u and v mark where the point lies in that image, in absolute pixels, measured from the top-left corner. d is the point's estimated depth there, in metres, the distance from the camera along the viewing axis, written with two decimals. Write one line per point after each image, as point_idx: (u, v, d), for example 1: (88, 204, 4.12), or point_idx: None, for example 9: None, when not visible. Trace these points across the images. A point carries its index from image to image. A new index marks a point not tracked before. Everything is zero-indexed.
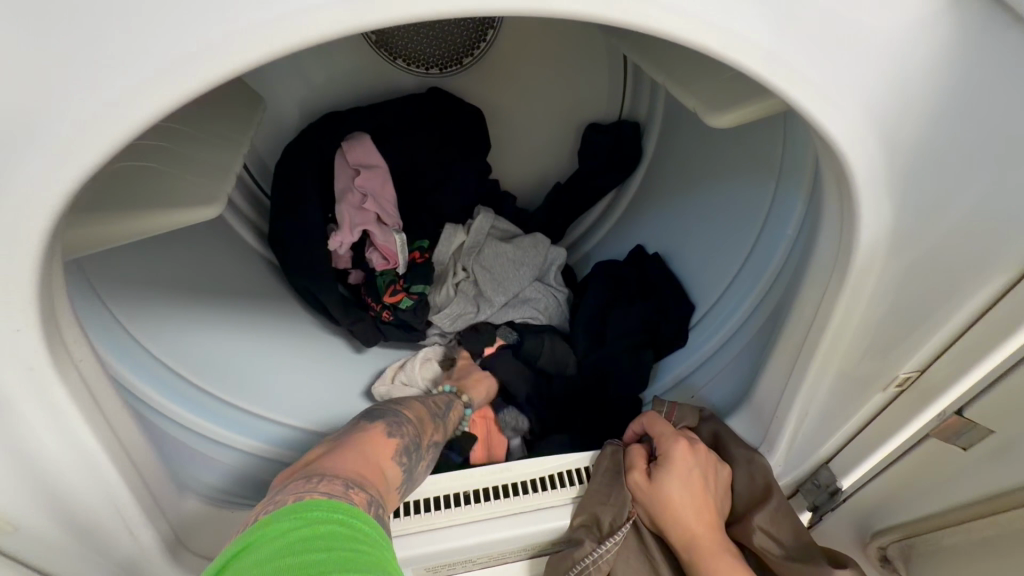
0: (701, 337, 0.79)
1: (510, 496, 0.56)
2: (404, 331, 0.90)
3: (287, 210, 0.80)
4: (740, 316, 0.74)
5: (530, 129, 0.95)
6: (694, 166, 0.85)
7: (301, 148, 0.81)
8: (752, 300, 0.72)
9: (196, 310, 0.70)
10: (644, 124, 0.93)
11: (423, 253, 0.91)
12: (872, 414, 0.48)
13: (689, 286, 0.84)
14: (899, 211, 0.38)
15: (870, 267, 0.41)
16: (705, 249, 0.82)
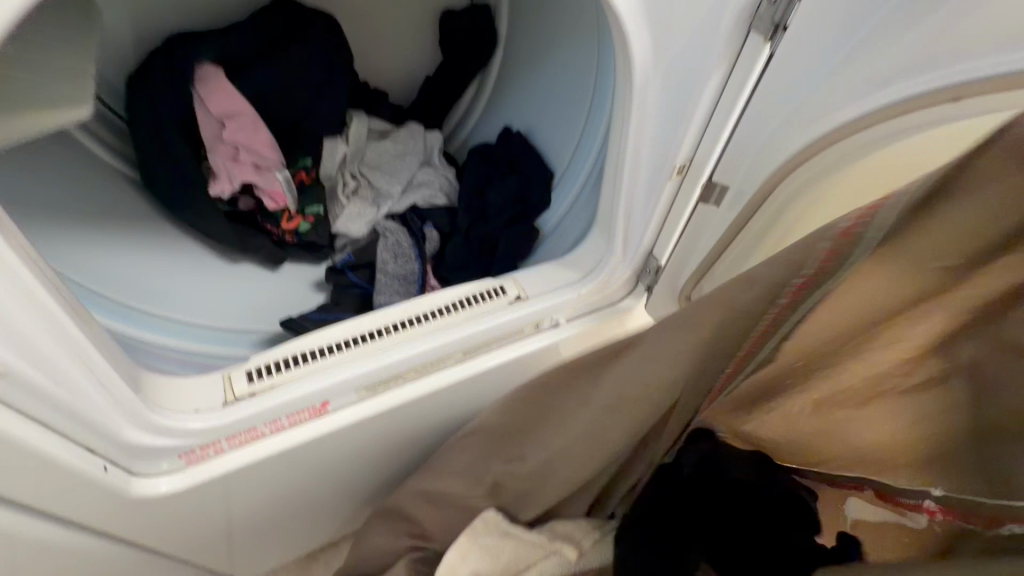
0: (563, 192, 0.94)
1: (426, 322, 0.69)
2: (311, 249, 0.96)
3: (151, 134, 0.80)
4: (587, 169, 0.88)
5: (386, 24, 0.99)
6: (536, 41, 0.97)
7: (154, 74, 0.78)
8: (593, 155, 0.86)
9: (107, 239, 0.75)
10: (493, 5, 1.00)
11: (309, 172, 0.94)
12: (668, 205, 0.67)
13: (546, 152, 0.98)
14: (655, 40, 0.52)
15: (647, 90, 0.55)
16: (556, 116, 0.95)
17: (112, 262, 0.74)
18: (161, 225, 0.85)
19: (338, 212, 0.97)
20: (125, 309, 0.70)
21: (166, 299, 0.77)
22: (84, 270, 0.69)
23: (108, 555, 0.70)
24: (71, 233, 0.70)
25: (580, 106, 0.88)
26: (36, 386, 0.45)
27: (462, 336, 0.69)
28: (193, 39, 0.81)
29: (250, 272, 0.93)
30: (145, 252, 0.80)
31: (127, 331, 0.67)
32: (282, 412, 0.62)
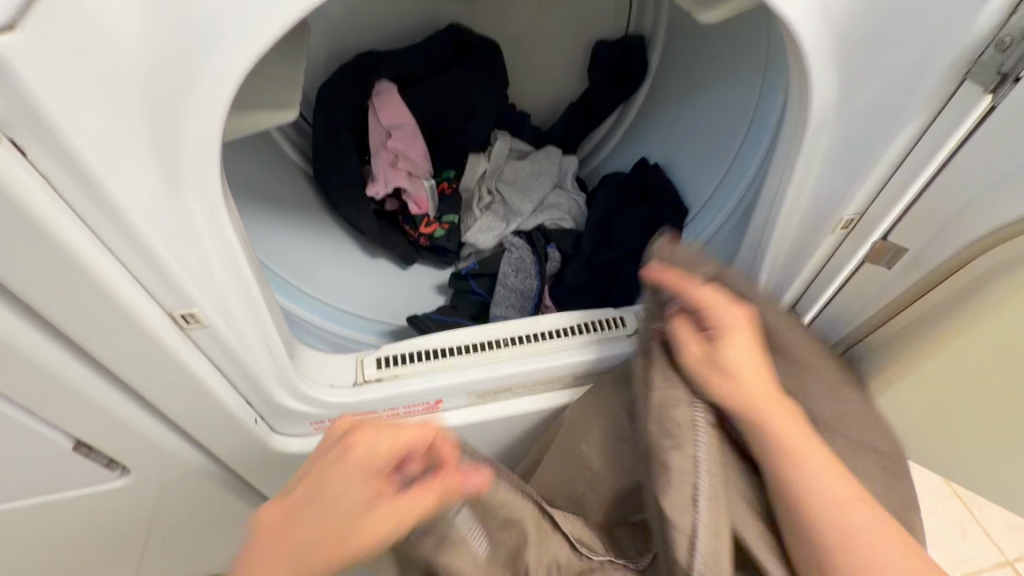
0: (694, 231, 0.90)
1: (543, 341, 0.70)
2: (440, 253, 1.03)
3: (329, 139, 0.91)
4: (728, 210, 0.84)
5: (542, 52, 1.03)
6: (690, 75, 0.95)
7: (341, 86, 0.90)
8: (736, 195, 0.82)
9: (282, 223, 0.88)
10: (649, 38, 1.00)
11: (451, 184, 1.02)
12: (821, 261, 0.60)
13: (683, 188, 0.95)
14: (841, 83, 0.48)
15: (820, 134, 0.51)
16: (700, 154, 0.92)
17: (285, 242, 0.86)
18: (321, 213, 0.96)
19: (471, 224, 1.01)
20: (293, 288, 0.82)
21: (320, 281, 0.87)
22: (265, 245, 0.81)
23: (234, 493, 0.79)
24: (262, 215, 0.83)
25: (731, 144, 0.85)
26: (223, 342, 0.52)
27: (576, 361, 0.69)
28: (375, 57, 0.91)
29: (386, 267, 1.01)
30: (310, 239, 0.92)
31: (292, 309, 0.78)
32: (399, 400, 0.66)
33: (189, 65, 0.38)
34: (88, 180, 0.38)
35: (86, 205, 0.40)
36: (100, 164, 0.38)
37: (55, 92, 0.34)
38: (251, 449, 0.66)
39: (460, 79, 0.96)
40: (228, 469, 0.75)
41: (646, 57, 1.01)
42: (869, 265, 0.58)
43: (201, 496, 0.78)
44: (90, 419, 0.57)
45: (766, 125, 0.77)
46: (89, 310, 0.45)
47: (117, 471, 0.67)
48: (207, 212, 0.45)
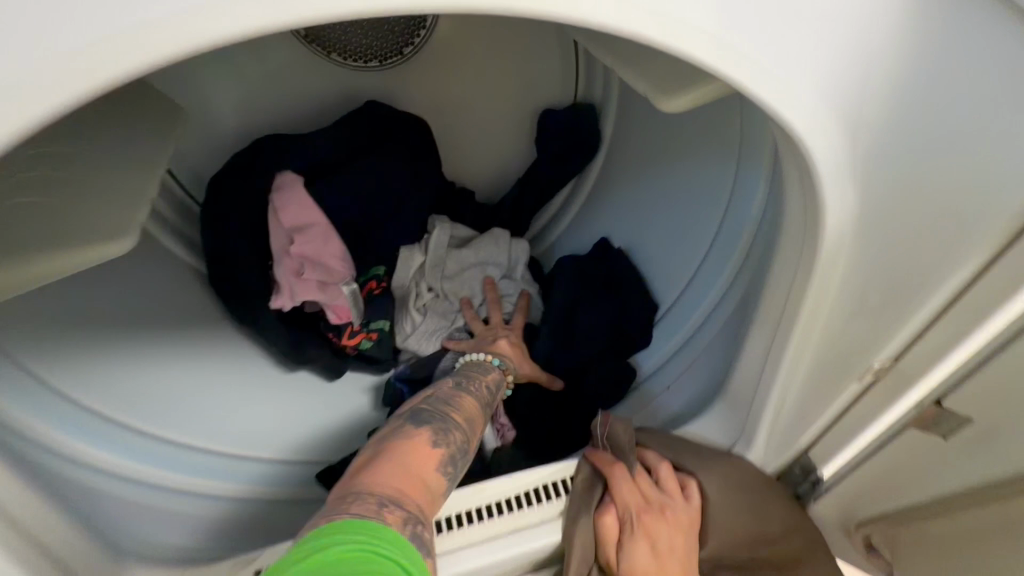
0: (671, 330, 0.77)
1: (489, 519, 0.53)
2: (370, 365, 0.86)
3: (221, 241, 0.74)
4: (709, 306, 0.71)
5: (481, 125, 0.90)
6: (648, 149, 0.83)
7: (234, 178, 0.74)
8: (717, 291, 0.70)
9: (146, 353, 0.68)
10: (600, 107, 0.88)
11: (381, 281, 0.85)
12: (844, 408, 0.46)
13: (649, 277, 0.82)
14: (862, 201, 0.35)
15: (836, 262, 0.38)
16: (669, 240, 0.79)
17: (152, 381, 0.67)
18: (213, 329, 0.77)
19: (411, 327, 0.86)
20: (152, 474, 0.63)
21: (201, 426, 0.70)
22: (117, 399, 0.62)
23: None
24: (119, 360, 0.65)
25: (705, 233, 0.72)
26: None
27: (534, 545, 0.52)
28: (282, 142, 0.76)
29: (306, 382, 0.84)
30: (191, 369, 0.72)
31: (139, 497, 0.59)
32: None
33: None
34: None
35: None
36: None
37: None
38: None
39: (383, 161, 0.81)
40: None
41: (598, 129, 0.89)
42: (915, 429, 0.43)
43: None
44: None
45: (745, 215, 0.65)
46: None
47: None
48: None
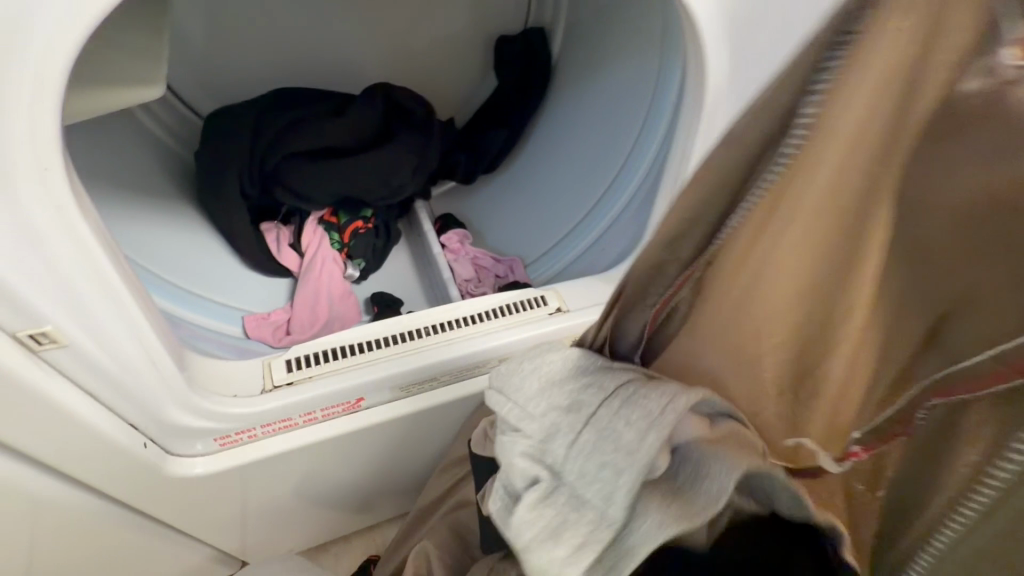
0: (598, 219, 0.91)
1: (463, 324, 0.69)
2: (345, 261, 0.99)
3: (213, 135, 0.86)
4: (630, 193, 0.85)
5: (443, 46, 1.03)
6: (584, 64, 0.96)
7: (247, 105, 0.88)
8: (634, 181, 0.85)
9: (145, 215, 0.76)
10: (550, 28, 1.02)
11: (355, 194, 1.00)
12: None
13: (585, 173, 0.96)
14: (730, 60, 0.51)
15: (715, 111, 0.54)
16: (597, 145, 0.93)
17: (154, 237, 0.76)
18: (202, 194, 0.85)
19: (391, 274, 1.03)
20: (179, 291, 0.74)
21: (214, 286, 0.81)
22: (123, 242, 0.70)
23: (129, 530, 0.67)
24: (143, 214, 0.76)
25: (628, 134, 0.86)
26: None
27: (503, 343, 0.69)
28: (294, 91, 0.93)
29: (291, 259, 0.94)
30: (181, 229, 0.81)
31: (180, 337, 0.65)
32: (316, 404, 0.62)
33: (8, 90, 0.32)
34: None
35: None
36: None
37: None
38: (139, 471, 0.56)
39: (375, 102, 0.93)
40: (135, 506, 0.64)
41: (548, 47, 1.02)
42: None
43: (77, 539, 0.64)
44: None
45: (660, 116, 0.78)
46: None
47: None
48: (52, 213, 0.36)
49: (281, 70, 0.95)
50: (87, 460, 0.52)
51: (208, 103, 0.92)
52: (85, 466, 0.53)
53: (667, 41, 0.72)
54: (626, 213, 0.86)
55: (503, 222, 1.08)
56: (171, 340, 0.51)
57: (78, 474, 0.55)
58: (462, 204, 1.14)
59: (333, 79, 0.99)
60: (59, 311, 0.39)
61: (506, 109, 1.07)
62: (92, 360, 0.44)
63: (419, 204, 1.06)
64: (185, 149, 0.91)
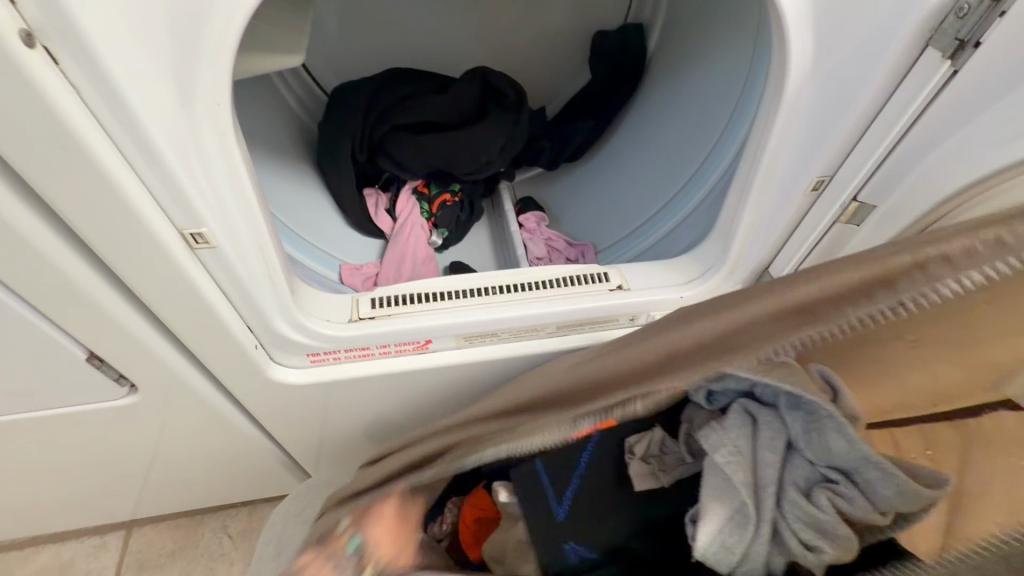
0: (673, 210, 0.93)
1: (527, 290, 0.74)
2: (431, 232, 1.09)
3: (334, 110, 0.99)
4: (705, 191, 0.86)
5: (543, 41, 1.09)
6: (677, 61, 0.98)
7: (366, 83, 1.00)
8: (712, 177, 0.85)
9: (275, 171, 0.89)
10: (647, 25, 1.05)
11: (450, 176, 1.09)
12: (795, 218, 0.65)
13: (666, 166, 0.97)
14: (819, 48, 0.51)
15: (797, 102, 0.55)
16: (681, 141, 0.94)
17: (279, 188, 0.89)
18: (322, 159, 0.98)
19: (470, 247, 1.11)
20: (293, 234, 0.86)
21: (319, 235, 0.93)
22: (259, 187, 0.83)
23: (241, 430, 0.81)
24: (273, 169, 0.89)
25: (711, 130, 0.86)
26: (110, 350, 0.58)
27: (562, 311, 0.73)
28: (405, 74, 1.03)
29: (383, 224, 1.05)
30: (300, 187, 0.95)
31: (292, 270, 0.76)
32: (391, 339, 0.71)
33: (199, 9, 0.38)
34: (100, 77, 0.37)
35: (158, 191, 0.45)
36: (122, 73, 0.38)
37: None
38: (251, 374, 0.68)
39: (473, 87, 1.02)
40: (242, 409, 0.77)
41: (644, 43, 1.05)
42: (843, 225, 0.64)
43: (199, 430, 0.78)
44: (99, 334, 0.56)
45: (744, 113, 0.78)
46: (107, 229, 0.46)
47: (128, 387, 0.65)
48: (218, 138, 0.45)
49: (397, 55, 1.07)
50: (214, 356, 0.64)
51: (335, 83, 1.06)
52: (212, 362, 0.65)
53: (763, 36, 0.73)
54: (701, 206, 0.87)
55: (580, 209, 1.13)
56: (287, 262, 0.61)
57: (206, 369, 0.67)
58: (544, 189, 1.20)
59: (439, 66, 1.10)
60: (208, 202, 0.48)
61: (595, 102, 1.11)
62: (228, 253, 0.53)
63: (503, 185, 1.14)
64: (311, 121, 1.05)
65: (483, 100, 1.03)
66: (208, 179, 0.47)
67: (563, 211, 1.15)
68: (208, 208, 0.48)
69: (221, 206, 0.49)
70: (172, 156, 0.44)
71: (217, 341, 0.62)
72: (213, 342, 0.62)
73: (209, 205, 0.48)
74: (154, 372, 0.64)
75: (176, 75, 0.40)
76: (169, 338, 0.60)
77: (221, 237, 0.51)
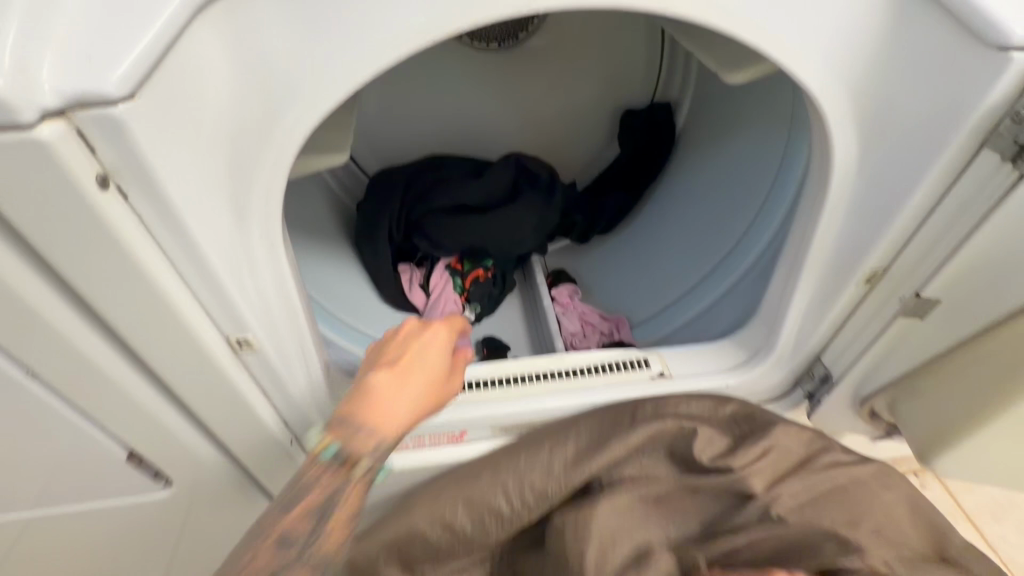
0: (710, 287, 0.91)
1: (564, 378, 0.72)
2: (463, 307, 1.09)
3: (373, 192, 1.03)
4: (745, 269, 0.84)
5: (574, 121, 1.12)
6: (709, 138, 0.98)
7: (403, 169, 1.04)
8: (752, 256, 0.83)
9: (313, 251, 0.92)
10: (675, 102, 1.07)
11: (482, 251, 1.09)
12: (849, 309, 0.61)
13: (701, 242, 0.96)
14: (863, 142, 0.51)
15: (842, 195, 0.54)
16: (715, 218, 0.94)
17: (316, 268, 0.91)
18: (360, 239, 1.01)
19: (502, 321, 1.11)
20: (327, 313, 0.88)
21: (353, 312, 0.94)
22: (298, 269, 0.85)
23: None
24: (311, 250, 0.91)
25: (748, 209, 0.85)
26: (148, 449, 0.58)
27: (600, 400, 0.71)
28: (441, 159, 1.08)
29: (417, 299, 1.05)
30: (337, 265, 0.97)
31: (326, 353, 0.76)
32: (426, 431, 0.69)
33: (261, 133, 0.41)
34: (161, 207, 0.38)
35: (207, 300, 0.46)
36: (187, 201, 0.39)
37: (142, 121, 0.34)
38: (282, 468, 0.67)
39: (506, 167, 1.05)
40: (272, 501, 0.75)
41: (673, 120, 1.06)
42: (905, 318, 0.58)
43: (228, 521, 0.77)
44: (139, 435, 0.56)
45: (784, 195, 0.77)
46: (156, 338, 0.46)
47: (162, 483, 0.64)
48: (268, 246, 0.47)
49: (432, 138, 1.11)
50: (247, 452, 0.63)
51: (374, 165, 1.11)
52: (244, 457, 0.64)
53: (798, 121, 0.72)
54: (741, 285, 0.85)
55: (614, 281, 1.11)
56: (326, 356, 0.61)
57: (239, 464, 0.66)
58: (576, 260, 1.19)
59: (473, 146, 1.13)
60: (254, 306, 0.49)
61: (625, 177, 1.12)
62: (270, 352, 0.53)
63: (534, 258, 1.13)
64: (350, 201, 1.09)
65: (517, 182, 1.06)
66: (258, 284, 0.48)
67: (596, 283, 1.13)
68: (255, 311, 0.49)
69: (270, 307, 0.50)
70: (223, 267, 0.45)
71: (252, 437, 0.61)
72: (248, 439, 0.61)
73: (256, 309, 0.49)
74: (189, 468, 0.63)
75: (234, 193, 0.42)
76: (206, 435, 0.60)
77: (265, 338, 0.51)
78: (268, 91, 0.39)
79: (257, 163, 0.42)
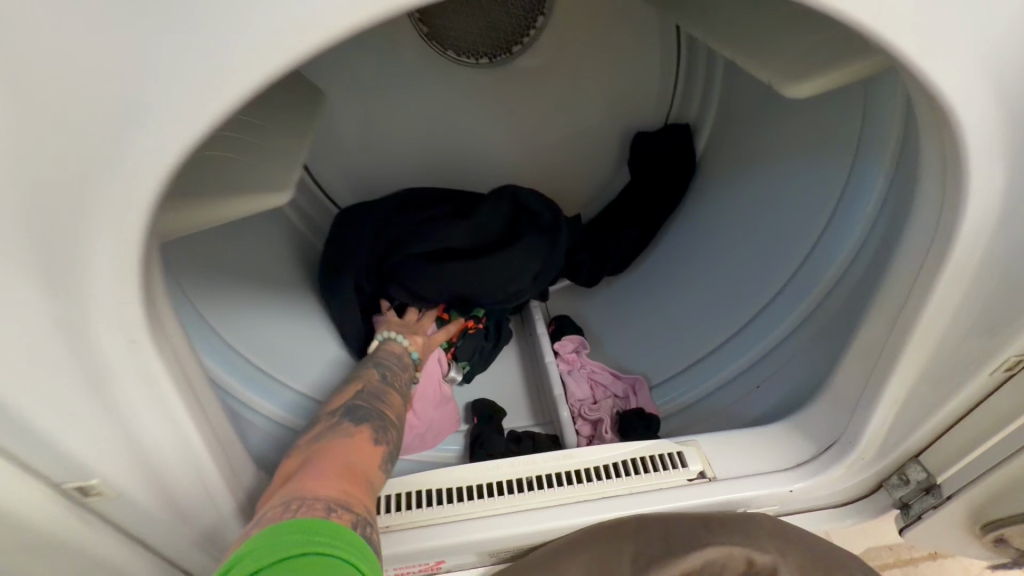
0: (750, 346, 0.74)
1: (573, 484, 0.55)
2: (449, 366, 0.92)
3: (343, 230, 0.86)
4: (789, 328, 0.69)
5: (580, 144, 0.96)
6: (740, 167, 0.83)
7: (378, 206, 0.88)
8: (802, 311, 0.67)
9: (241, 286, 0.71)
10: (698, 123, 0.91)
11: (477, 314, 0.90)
12: (968, 400, 0.45)
13: (734, 289, 0.80)
14: (1012, 173, 0.35)
15: (975, 248, 0.38)
16: (752, 262, 0.78)
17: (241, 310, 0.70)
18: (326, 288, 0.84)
19: (495, 381, 0.93)
20: (270, 381, 0.67)
21: (292, 366, 0.72)
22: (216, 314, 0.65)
23: None
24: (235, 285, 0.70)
25: (797, 251, 0.69)
26: None
27: (622, 514, 0.54)
28: (424, 193, 0.92)
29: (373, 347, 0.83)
30: (273, 305, 0.76)
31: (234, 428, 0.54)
32: (391, 561, 0.52)
33: (85, 156, 0.26)
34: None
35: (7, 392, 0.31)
36: None
37: None
38: None
39: (500, 203, 0.88)
40: None
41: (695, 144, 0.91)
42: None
43: None
44: None
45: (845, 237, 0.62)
46: None
47: None
48: (128, 347, 0.32)
49: (415, 168, 0.95)
50: None
51: (346, 195, 0.95)
52: None
53: (873, 145, 0.57)
54: (790, 344, 0.68)
55: (627, 332, 0.95)
56: (256, 471, 0.46)
57: None
58: (582, 306, 1.02)
59: (462, 174, 0.98)
60: (93, 405, 0.33)
61: (639, 211, 0.96)
62: (130, 468, 0.36)
63: (534, 303, 0.97)
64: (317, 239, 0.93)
65: (514, 221, 0.89)
66: (98, 377, 0.32)
67: (607, 334, 0.97)
68: (91, 413, 0.33)
69: (127, 410, 0.34)
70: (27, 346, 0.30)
71: None
72: None
73: (94, 411, 0.33)
74: None
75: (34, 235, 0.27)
76: None
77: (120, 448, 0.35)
78: (95, 116, 0.25)
79: (78, 201, 0.27)
